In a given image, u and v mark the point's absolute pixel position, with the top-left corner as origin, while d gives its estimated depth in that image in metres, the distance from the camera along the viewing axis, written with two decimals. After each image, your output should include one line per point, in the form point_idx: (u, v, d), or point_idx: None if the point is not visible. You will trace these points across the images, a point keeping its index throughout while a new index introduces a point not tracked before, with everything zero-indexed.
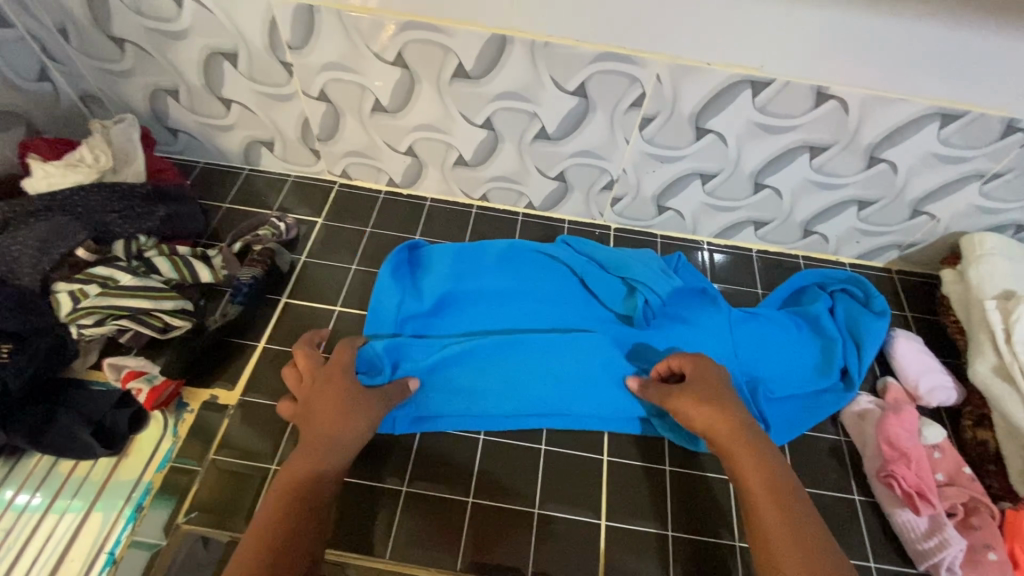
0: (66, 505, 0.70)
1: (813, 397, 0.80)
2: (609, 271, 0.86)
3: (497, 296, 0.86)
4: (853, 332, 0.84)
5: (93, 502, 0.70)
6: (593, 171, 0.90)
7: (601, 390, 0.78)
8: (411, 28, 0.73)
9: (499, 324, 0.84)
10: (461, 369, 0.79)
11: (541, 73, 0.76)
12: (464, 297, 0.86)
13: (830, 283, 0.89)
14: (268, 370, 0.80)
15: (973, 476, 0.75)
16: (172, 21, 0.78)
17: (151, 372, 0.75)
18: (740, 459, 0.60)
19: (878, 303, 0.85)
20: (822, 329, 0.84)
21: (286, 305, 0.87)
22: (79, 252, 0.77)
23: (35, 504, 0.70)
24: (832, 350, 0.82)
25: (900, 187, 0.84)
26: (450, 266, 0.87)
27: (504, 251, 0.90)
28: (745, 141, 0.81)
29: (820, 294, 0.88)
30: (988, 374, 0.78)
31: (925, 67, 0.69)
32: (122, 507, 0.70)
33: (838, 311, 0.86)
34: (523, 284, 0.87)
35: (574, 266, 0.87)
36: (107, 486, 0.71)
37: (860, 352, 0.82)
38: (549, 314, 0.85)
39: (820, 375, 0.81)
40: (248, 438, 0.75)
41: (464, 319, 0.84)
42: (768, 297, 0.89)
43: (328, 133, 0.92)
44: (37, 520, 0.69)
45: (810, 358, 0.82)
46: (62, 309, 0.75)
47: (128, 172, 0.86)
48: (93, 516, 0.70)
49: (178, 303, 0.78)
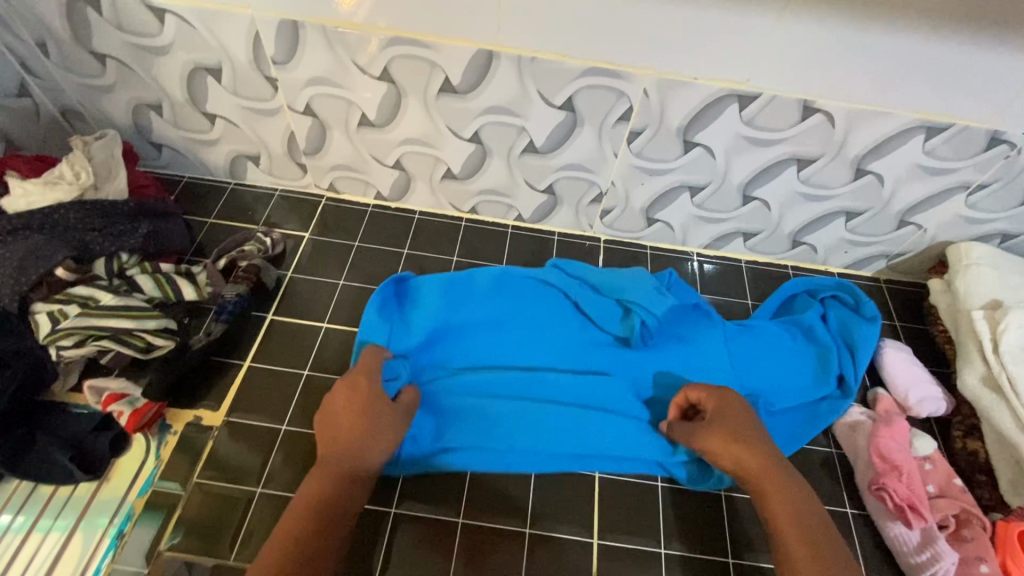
0: (50, 525, 0.69)
1: (812, 406, 0.81)
2: (602, 293, 0.85)
3: (493, 326, 0.83)
4: (846, 338, 0.84)
5: (76, 522, 0.69)
6: (583, 185, 0.90)
7: (607, 423, 0.75)
8: (397, 43, 0.73)
9: (493, 356, 0.81)
10: (454, 402, 0.76)
11: (528, 87, 0.76)
12: (456, 331, 0.82)
13: (820, 290, 0.89)
14: (253, 389, 0.79)
15: (963, 487, 0.75)
16: (154, 36, 0.77)
17: (133, 394, 0.74)
18: (771, 500, 0.60)
19: (868, 308, 0.85)
20: (816, 337, 0.84)
21: (272, 322, 0.85)
22: (58, 272, 0.75)
23: (18, 524, 0.69)
24: (828, 357, 0.82)
25: (887, 198, 0.84)
26: (439, 298, 0.84)
27: (494, 278, 0.87)
28: (733, 153, 0.81)
29: (811, 301, 0.88)
30: (977, 384, 0.78)
31: (910, 81, 0.69)
32: (106, 529, 0.68)
33: (830, 318, 0.86)
34: (516, 312, 0.84)
35: (569, 291, 0.85)
36: (90, 506, 0.70)
37: (855, 358, 0.82)
38: (547, 344, 0.82)
39: (818, 384, 0.81)
40: (233, 460, 0.73)
41: (459, 354, 0.81)
42: (761, 307, 0.89)
43: (314, 146, 0.91)
44: (20, 540, 0.68)
45: (808, 367, 0.82)
46: (41, 330, 0.73)
47: (111, 188, 0.84)
48: (77, 536, 0.68)
49: (161, 323, 0.76)
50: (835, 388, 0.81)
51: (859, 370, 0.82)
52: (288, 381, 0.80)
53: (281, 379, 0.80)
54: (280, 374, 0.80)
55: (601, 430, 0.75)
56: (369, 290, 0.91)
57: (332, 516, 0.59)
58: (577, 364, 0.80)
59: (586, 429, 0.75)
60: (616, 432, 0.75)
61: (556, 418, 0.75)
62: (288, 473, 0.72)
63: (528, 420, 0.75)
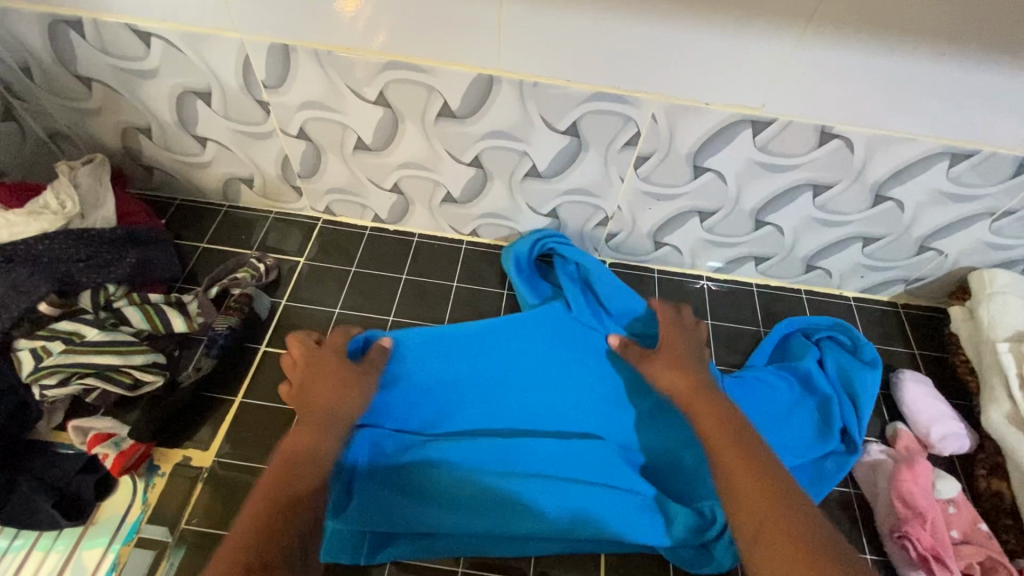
0: (50, 543, 0.67)
1: (816, 465, 0.75)
2: (588, 356, 0.82)
3: (474, 381, 0.79)
4: (847, 387, 0.80)
5: (77, 542, 0.67)
6: (588, 209, 0.86)
7: (591, 502, 0.69)
8: (393, 68, 0.70)
9: (474, 420, 0.77)
10: (424, 477, 0.70)
11: (531, 112, 0.72)
12: (432, 392, 0.78)
13: (815, 330, 0.85)
14: (245, 427, 0.75)
15: (989, 533, 0.71)
16: (140, 60, 0.74)
17: (119, 435, 0.70)
18: (731, 469, 0.54)
19: (867, 351, 0.82)
20: (815, 387, 0.80)
21: (265, 354, 0.82)
22: (41, 307, 0.72)
23: (17, 545, 0.67)
24: (829, 408, 0.77)
25: (907, 223, 0.80)
26: (414, 356, 0.80)
27: (474, 333, 0.82)
28: (745, 178, 0.77)
29: (807, 345, 0.84)
30: (1002, 422, 0.75)
31: (935, 107, 0.65)
32: (105, 552, 0.67)
33: (828, 363, 0.82)
34: (495, 372, 0.80)
35: (555, 336, 0.83)
36: (91, 526, 0.68)
37: (857, 410, 0.78)
38: (529, 410, 0.78)
39: (821, 440, 0.76)
40: (223, 504, 0.70)
41: (435, 418, 0.76)
42: (756, 351, 0.85)
43: (309, 169, 0.88)
44: (22, 558, 0.67)
45: (808, 420, 0.78)
46: (24, 368, 0.70)
47: (98, 217, 0.82)
48: (78, 555, 0.67)
49: (149, 357, 0.74)
50: (839, 442, 0.76)
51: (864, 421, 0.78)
52: (280, 417, 0.77)
53: (274, 415, 0.77)
54: (273, 410, 0.77)
55: (591, 507, 0.68)
56: (367, 318, 0.88)
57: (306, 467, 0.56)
58: (565, 428, 0.77)
59: (574, 507, 0.69)
60: (606, 510, 0.68)
61: (542, 493, 0.69)
62: None
63: (504, 499, 0.69)
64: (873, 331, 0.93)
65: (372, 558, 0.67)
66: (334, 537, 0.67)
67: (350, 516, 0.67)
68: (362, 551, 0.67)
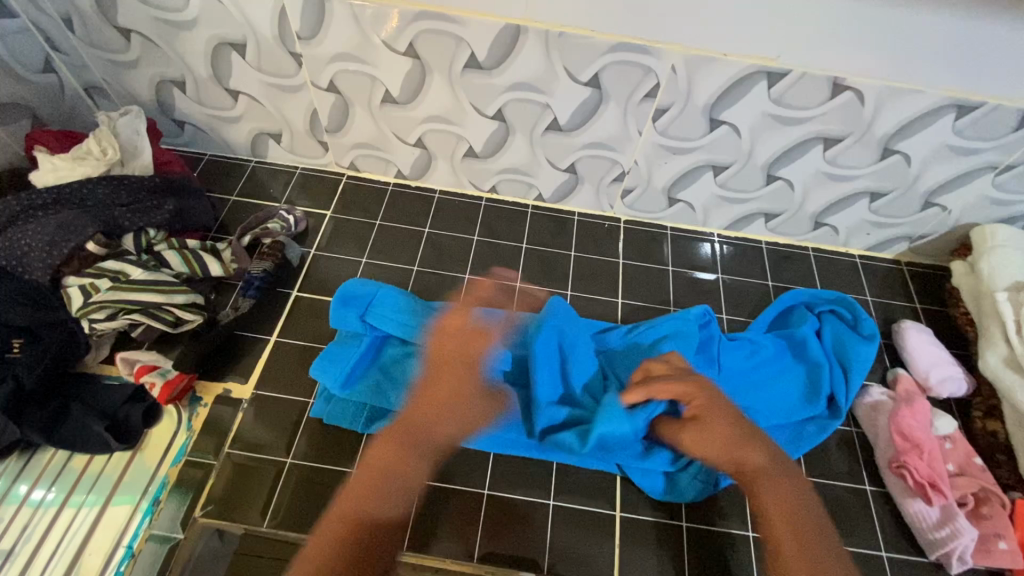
0: (81, 501, 0.69)
1: (797, 426, 0.78)
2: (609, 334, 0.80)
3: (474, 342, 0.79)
4: (840, 357, 0.82)
5: (107, 499, 0.69)
6: (605, 164, 0.90)
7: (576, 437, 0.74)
8: (424, 18, 0.73)
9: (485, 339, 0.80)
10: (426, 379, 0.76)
11: (555, 64, 0.75)
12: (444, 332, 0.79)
13: (817, 304, 0.88)
14: (281, 364, 0.80)
15: (983, 466, 0.76)
16: (180, 11, 0.77)
17: (163, 367, 0.75)
18: (765, 493, 0.58)
19: (866, 326, 0.83)
20: (809, 354, 0.82)
21: (297, 298, 0.86)
22: (89, 246, 0.77)
23: (50, 500, 0.69)
24: (819, 375, 0.80)
25: (913, 178, 0.84)
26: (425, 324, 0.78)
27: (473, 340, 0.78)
28: (759, 132, 0.80)
29: (807, 315, 0.86)
30: (998, 365, 0.78)
31: (943, 57, 0.68)
32: (154, 473, 0.71)
33: (825, 334, 0.84)
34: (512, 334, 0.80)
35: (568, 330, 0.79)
36: (121, 483, 0.70)
37: (847, 378, 0.80)
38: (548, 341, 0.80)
39: (807, 403, 0.78)
40: (262, 432, 0.74)
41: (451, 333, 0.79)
42: (756, 319, 0.87)
43: (337, 124, 0.91)
44: (52, 515, 0.68)
45: (797, 384, 0.80)
46: (73, 304, 0.75)
47: (136, 165, 0.86)
48: (110, 510, 0.69)
49: (189, 297, 0.77)
50: (824, 408, 0.79)
51: (851, 388, 0.79)
52: (314, 355, 0.81)
53: (307, 354, 0.81)
54: (306, 349, 0.81)
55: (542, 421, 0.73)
56: (392, 268, 0.92)
57: (387, 499, 0.55)
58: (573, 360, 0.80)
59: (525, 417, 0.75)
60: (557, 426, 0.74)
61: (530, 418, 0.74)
62: (320, 440, 0.74)
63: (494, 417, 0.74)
64: (876, 286, 0.96)
65: (368, 426, 0.74)
66: (328, 401, 0.76)
67: (355, 389, 0.75)
68: (360, 418, 0.74)
